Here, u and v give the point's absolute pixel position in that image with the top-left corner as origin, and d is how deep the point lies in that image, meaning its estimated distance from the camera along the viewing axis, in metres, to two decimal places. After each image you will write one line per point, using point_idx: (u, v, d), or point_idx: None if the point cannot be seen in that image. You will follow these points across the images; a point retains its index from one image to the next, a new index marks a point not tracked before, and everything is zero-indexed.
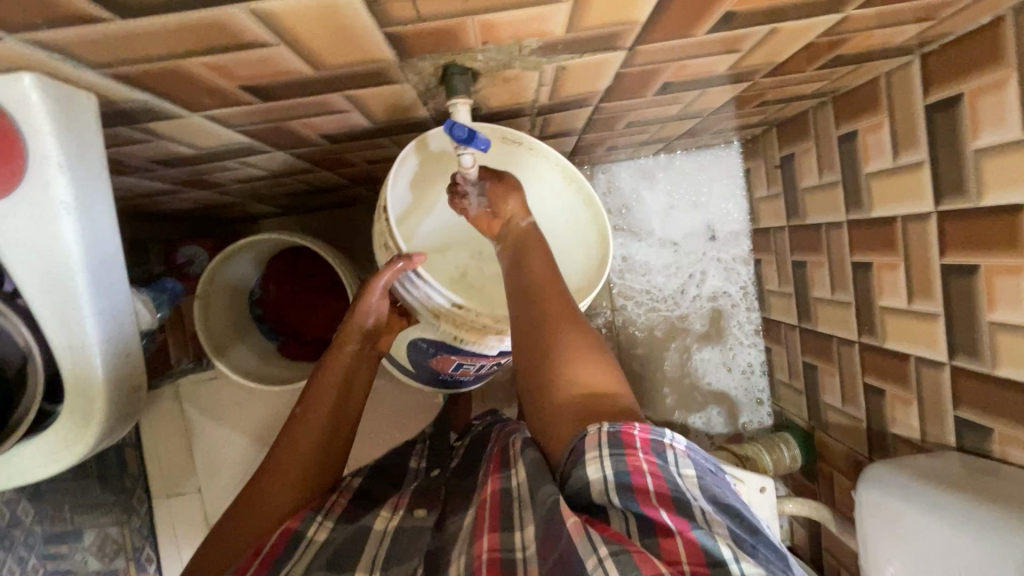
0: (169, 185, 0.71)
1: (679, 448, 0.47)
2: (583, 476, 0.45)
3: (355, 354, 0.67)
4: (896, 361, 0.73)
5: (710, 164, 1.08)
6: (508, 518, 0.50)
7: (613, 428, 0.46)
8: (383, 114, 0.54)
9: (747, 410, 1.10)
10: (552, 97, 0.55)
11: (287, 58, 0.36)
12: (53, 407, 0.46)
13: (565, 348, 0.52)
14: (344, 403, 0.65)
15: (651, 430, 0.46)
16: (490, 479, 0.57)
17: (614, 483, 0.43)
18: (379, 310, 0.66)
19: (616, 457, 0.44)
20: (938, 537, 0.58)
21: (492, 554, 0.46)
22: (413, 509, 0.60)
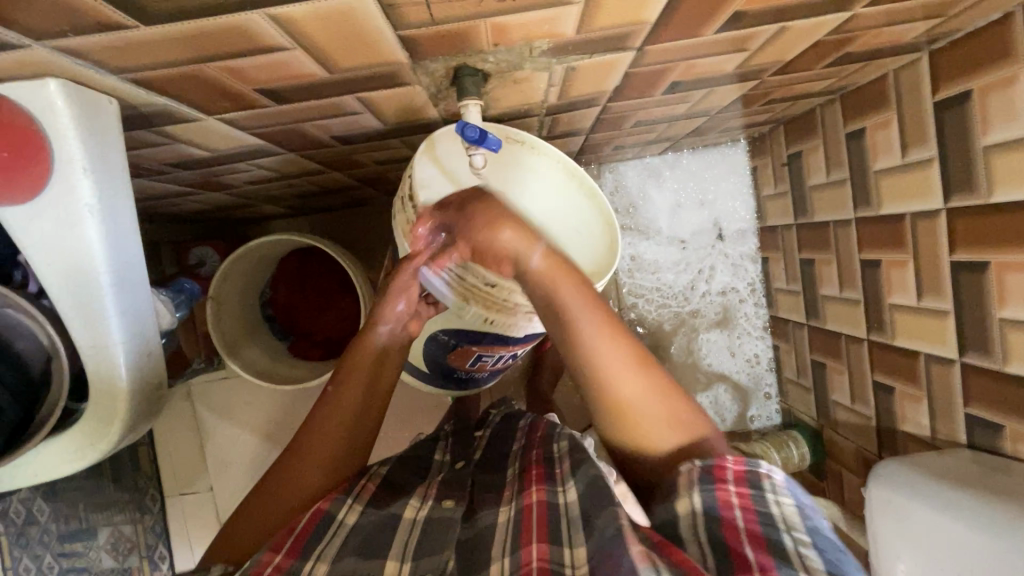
0: (183, 187, 0.72)
1: (775, 481, 0.52)
2: (671, 513, 0.52)
3: (384, 342, 0.65)
4: (905, 358, 0.73)
5: (717, 162, 1.08)
6: (556, 531, 0.51)
7: (704, 464, 0.53)
8: (394, 116, 0.55)
9: (756, 404, 1.10)
10: (562, 97, 0.56)
11: (302, 61, 0.37)
12: (77, 405, 0.47)
13: (639, 406, 0.56)
14: (376, 385, 0.65)
15: (742, 465, 0.53)
16: (532, 488, 0.57)
17: (703, 513, 0.49)
18: (409, 294, 0.63)
19: (706, 491, 0.50)
20: (949, 535, 0.58)
21: (541, 564, 0.47)
22: (443, 498, 0.61)
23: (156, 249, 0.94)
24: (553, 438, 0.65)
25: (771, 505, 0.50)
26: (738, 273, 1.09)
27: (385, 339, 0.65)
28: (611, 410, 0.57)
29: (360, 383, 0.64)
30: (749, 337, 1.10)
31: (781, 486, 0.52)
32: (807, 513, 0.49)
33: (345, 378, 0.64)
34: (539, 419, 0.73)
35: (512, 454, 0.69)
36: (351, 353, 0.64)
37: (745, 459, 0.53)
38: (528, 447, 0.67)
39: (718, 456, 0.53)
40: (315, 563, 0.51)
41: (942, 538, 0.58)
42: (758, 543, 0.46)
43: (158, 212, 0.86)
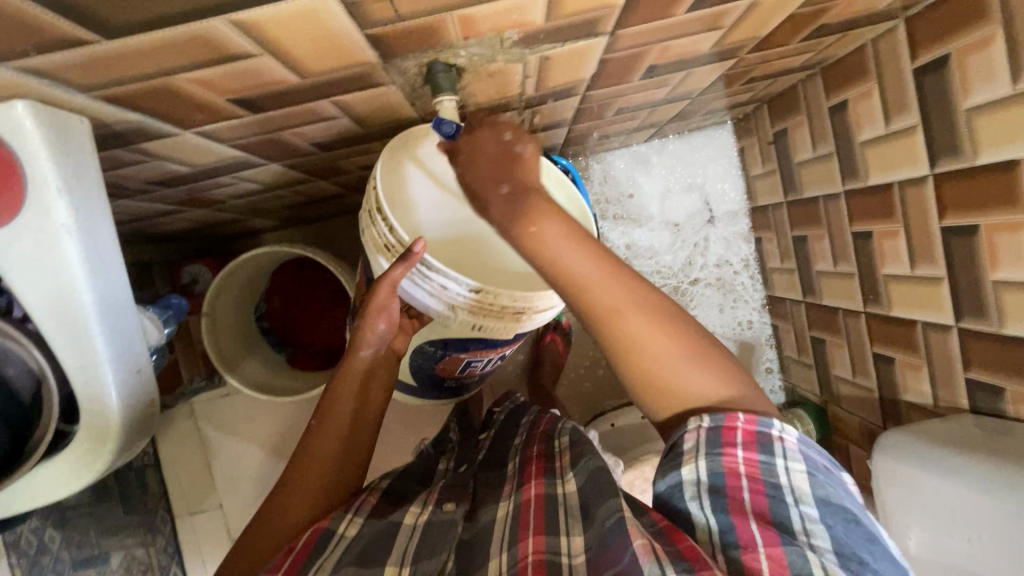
0: (170, 205, 0.72)
1: (788, 442, 0.48)
2: (675, 475, 0.49)
3: (370, 365, 0.65)
4: (903, 328, 0.72)
5: (703, 145, 1.08)
6: (555, 520, 0.51)
7: (712, 423, 0.48)
8: (372, 116, 0.54)
9: (758, 378, 1.10)
10: (539, 88, 0.55)
11: (273, 67, 0.37)
12: (69, 427, 0.46)
13: (653, 355, 0.49)
14: (362, 413, 0.65)
15: (756, 424, 0.47)
16: (531, 482, 0.57)
17: (708, 484, 0.47)
18: (391, 314, 0.63)
19: (712, 458, 0.47)
20: (957, 501, 0.58)
21: (537, 556, 0.47)
22: (444, 500, 0.61)
23: (148, 269, 0.94)
24: (553, 437, 0.66)
25: (780, 474, 0.46)
26: (731, 250, 1.09)
27: (371, 362, 0.65)
28: (645, 380, 0.50)
29: (344, 414, 0.64)
30: (744, 309, 1.09)
31: (795, 451, 0.47)
32: (819, 480, 0.46)
33: (328, 410, 0.64)
34: (544, 414, 0.73)
35: (514, 448, 0.69)
36: (336, 382, 0.65)
37: (758, 416, 0.48)
38: (529, 442, 0.67)
39: (727, 414, 0.48)
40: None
41: (950, 504, 0.58)
42: (765, 520, 0.44)
43: (148, 232, 0.86)
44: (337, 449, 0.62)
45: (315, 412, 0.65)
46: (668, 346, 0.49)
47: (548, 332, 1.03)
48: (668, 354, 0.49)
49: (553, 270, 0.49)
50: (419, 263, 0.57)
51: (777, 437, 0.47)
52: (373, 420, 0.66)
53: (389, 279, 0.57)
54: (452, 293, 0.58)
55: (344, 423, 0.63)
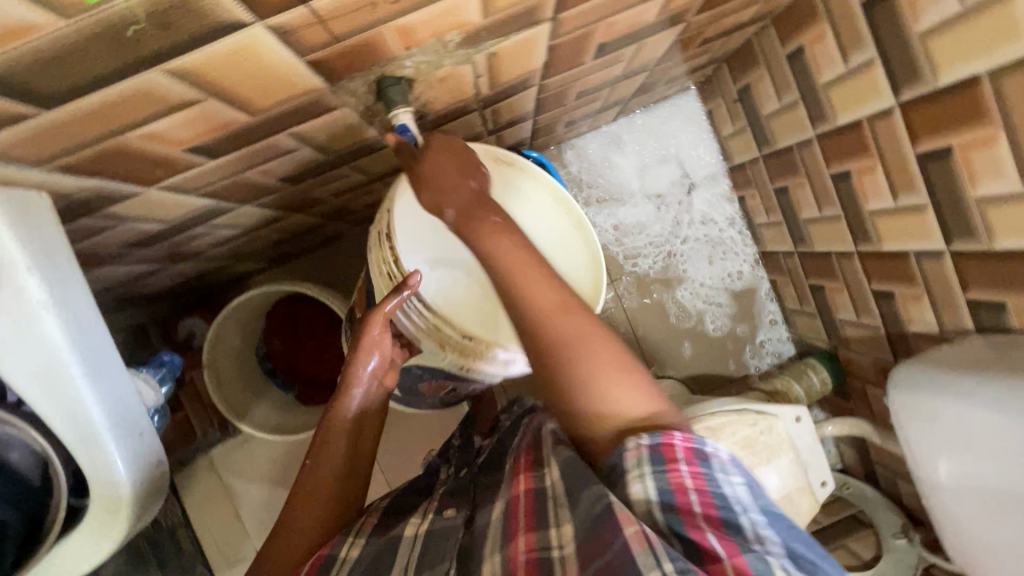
0: (151, 264, 0.72)
1: (723, 457, 0.48)
2: (624, 496, 0.46)
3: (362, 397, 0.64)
4: (897, 260, 0.72)
5: (671, 115, 1.08)
6: (545, 514, 0.51)
7: (653, 439, 0.46)
8: (333, 142, 0.54)
9: (763, 330, 1.09)
10: (493, 85, 0.55)
11: (220, 109, 0.37)
12: (80, 501, 0.46)
13: (582, 353, 0.48)
14: (358, 442, 0.64)
15: (693, 439, 0.47)
16: (520, 474, 0.57)
17: (659, 501, 0.45)
18: (382, 343, 0.62)
19: (659, 475, 0.45)
20: (978, 421, 0.58)
21: (529, 555, 0.48)
22: (444, 509, 0.62)
23: (144, 331, 0.94)
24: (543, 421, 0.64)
25: (723, 484, 0.46)
26: (715, 211, 1.09)
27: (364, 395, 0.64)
28: (575, 384, 0.48)
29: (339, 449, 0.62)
30: (734, 260, 1.08)
31: (729, 463, 0.48)
32: (758, 491, 0.47)
33: (320, 446, 0.62)
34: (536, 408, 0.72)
35: (506, 446, 0.69)
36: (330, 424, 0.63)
37: (693, 432, 0.48)
38: (519, 436, 0.68)
39: (664, 430, 0.47)
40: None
41: (969, 425, 0.58)
42: (721, 528, 0.43)
43: (136, 296, 0.86)
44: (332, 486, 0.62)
45: (309, 453, 0.63)
46: (598, 346, 0.48)
47: None
48: (596, 356, 0.48)
49: (495, 264, 0.50)
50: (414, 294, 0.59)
51: (712, 452, 0.48)
52: (369, 448, 0.65)
53: (382, 312, 0.59)
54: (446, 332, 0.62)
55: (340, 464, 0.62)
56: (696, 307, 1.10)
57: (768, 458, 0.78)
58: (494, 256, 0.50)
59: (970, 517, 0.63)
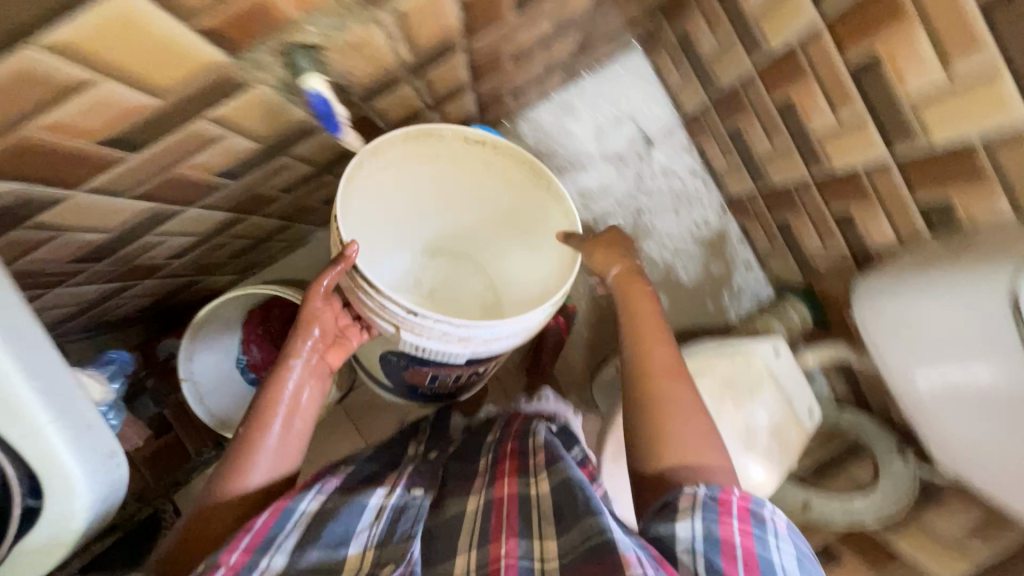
0: (108, 282, 0.71)
1: (777, 526, 0.53)
2: (669, 530, 0.53)
3: (299, 371, 0.66)
4: (848, 179, 0.73)
5: (619, 73, 1.07)
6: (527, 525, 0.58)
7: (712, 492, 0.55)
8: (262, 128, 0.54)
9: (739, 275, 1.08)
10: (414, 51, 0.55)
11: (121, 93, 0.37)
12: (37, 501, 0.44)
13: (674, 398, 0.63)
14: (295, 412, 0.65)
15: (749, 502, 0.54)
16: (504, 481, 0.66)
17: (703, 542, 0.50)
18: (323, 317, 0.69)
19: (709, 521, 0.52)
20: (936, 312, 0.58)
21: (509, 560, 0.54)
22: (412, 486, 0.67)
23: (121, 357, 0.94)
24: (528, 435, 0.74)
25: (770, 551, 0.51)
26: (675, 163, 1.09)
27: (300, 368, 0.67)
28: (651, 417, 0.62)
29: (274, 417, 0.64)
30: (699, 208, 1.08)
31: (782, 532, 0.53)
32: (803, 567, 0.51)
33: (256, 416, 0.63)
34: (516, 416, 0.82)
35: (486, 445, 0.78)
36: (268, 394, 0.64)
37: (751, 496, 0.55)
38: (502, 442, 0.76)
39: (723, 486, 0.55)
40: (272, 557, 0.54)
41: (926, 322, 0.59)
42: None
43: (105, 322, 0.85)
44: (269, 455, 0.63)
45: (244, 422, 0.64)
46: (691, 409, 0.63)
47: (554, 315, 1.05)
48: (683, 414, 0.62)
49: (631, 320, 0.71)
50: (353, 266, 0.66)
51: (769, 519, 0.53)
52: (306, 419, 0.66)
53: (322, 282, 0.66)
54: (393, 312, 0.67)
55: (278, 433, 0.64)
56: (664, 258, 1.10)
57: (750, 394, 0.79)
58: (632, 308, 0.71)
59: (942, 423, 0.64)
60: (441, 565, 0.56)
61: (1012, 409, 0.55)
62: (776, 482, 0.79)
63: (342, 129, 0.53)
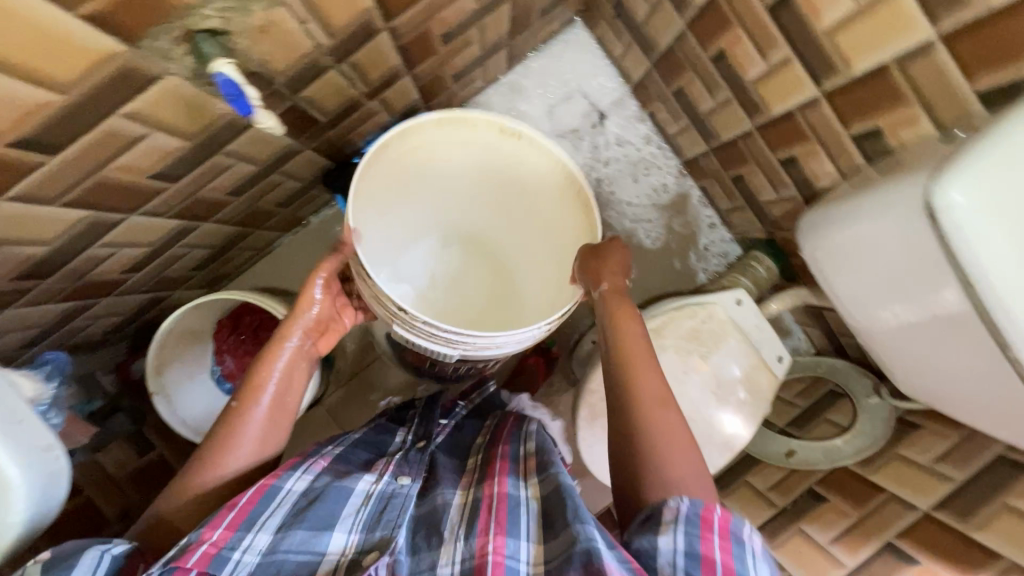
0: (63, 301, 0.70)
1: (757, 545, 0.52)
2: (651, 543, 0.52)
3: (292, 352, 0.67)
4: (786, 122, 0.73)
5: (564, 49, 1.08)
6: (517, 522, 0.57)
7: (695, 508, 0.52)
8: (188, 125, 0.54)
9: (704, 236, 1.09)
10: (331, 33, 0.56)
11: (17, 88, 0.37)
12: None
13: (663, 433, 0.60)
14: (287, 389, 0.66)
15: (731, 519, 0.52)
16: (494, 479, 0.63)
17: (683, 561, 0.49)
18: (322, 302, 0.69)
19: (689, 538, 0.50)
20: (868, 234, 0.57)
21: (496, 557, 0.53)
22: (399, 475, 0.65)
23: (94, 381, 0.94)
24: (518, 439, 0.72)
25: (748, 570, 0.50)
26: (630, 132, 1.09)
27: (295, 349, 0.67)
28: (643, 456, 0.59)
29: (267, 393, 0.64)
30: (657, 173, 1.09)
31: (761, 554, 0.52)
32: None
33: (248, 392, 0.63)
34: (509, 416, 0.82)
35: (477, 445, 0.76)
36: (259, 367, 0.65)
37: (734, 514, 0.53)
38: (493, 443, 0.74)
39: (706, 501, 0.53)
40: (255, 535, 0.55)
41: (862, 242, 0.58)
42: None
43: (71, 347, 0.84)
44: (256, 428, 0.63)
45: (235, 394, 0.64)
46: (680, 442, 0.60)
47: (534, 354, 1.08)
48: (671, 452, 0.59)
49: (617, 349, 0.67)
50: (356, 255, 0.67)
51: (750, 537, 0.52)
52: (295, 399, 0.67)
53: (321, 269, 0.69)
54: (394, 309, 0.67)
55: (266, 404, 0.64)
56: (625, 227, 1.10)
57: (715, 346, 0.79)
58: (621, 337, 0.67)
59: (911, 345, 0.63)
60: (426, 561, 0.55)
61: (964, 327, 0.52)
62: (752, 429, 0.80)
63: (250, 111, 0.48)
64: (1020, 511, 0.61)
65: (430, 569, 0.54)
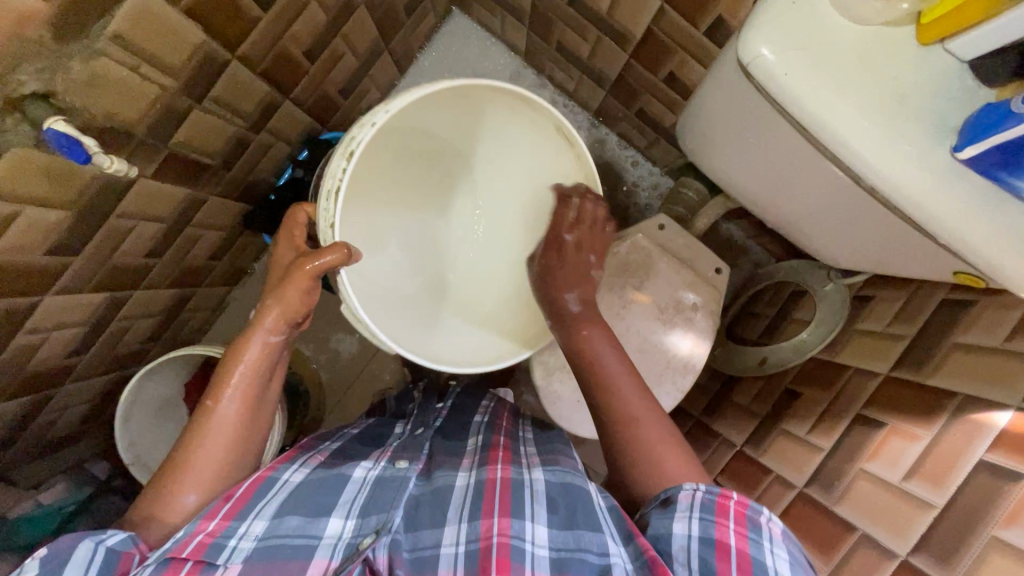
0: (17, 396, 0.72)
1: (776, 530, 0.45)
2: (666, 528, 0.46)
3: (268, 353, 0.54)
4: (652, 38, 0.75)
5: (449, 40, 1.10)
6: (519, 500, 0.51)
7: (708, 492, 0.46)
8: (63, 192, 0.56)
9: (631, 176, 1.10)
10: (174, 74, 0.58)
11: None
12: None
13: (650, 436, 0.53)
14: (262, 394, 0.55)
15: (749, 504, 0.45)
16: (497, 463, 0.57)
17: (696, 546, 0.44)
18: (303, 305, 0.54)
19: (703, 524, 0.44)
20: (721, 105, 0.55)
21: (501, 540, 0.47)
22: (396, 459, 0.59)
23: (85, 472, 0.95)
24: (519, 439, 0.66)
25: (766, 556, 0.43)
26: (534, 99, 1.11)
27: (271, 350, 0.54)
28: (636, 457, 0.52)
29: (248, 397, 0.54)
30: None
31: (780, 539, 0.45)
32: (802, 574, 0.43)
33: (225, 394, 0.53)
34: (510, 404, 0.77)
35: (474, 424, 0.69)
36: (230, 357, 0.54)
37: (751, 498, 0.46)
38: (493, 427, 0.68)
39: (721, 487, 0.46)
40: (252, 522, 0.48)
41: (722, 121, 0.57)
42: None
43: (51, 445, 0.87)
44: (231, 438, 0.52)
45: (206, 390, 0.54)
46: (669, 445, 0.52)
47: None
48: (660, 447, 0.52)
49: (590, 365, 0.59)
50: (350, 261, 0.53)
51: (766, 523, 0.45)
52: (269, 407, 0.57)
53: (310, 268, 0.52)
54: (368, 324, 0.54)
55: (241, 411, 0.53)
56: None
57: (647, 273, 0.80)
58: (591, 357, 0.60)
59: (816, 222, 0.61)
60: (429, 541, 0.50)
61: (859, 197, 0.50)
62: (708, 345, 0.80)
63: (90, 157, 0.53)
64: (970, 346, 0.59)
65: (434, 550, 0.49)
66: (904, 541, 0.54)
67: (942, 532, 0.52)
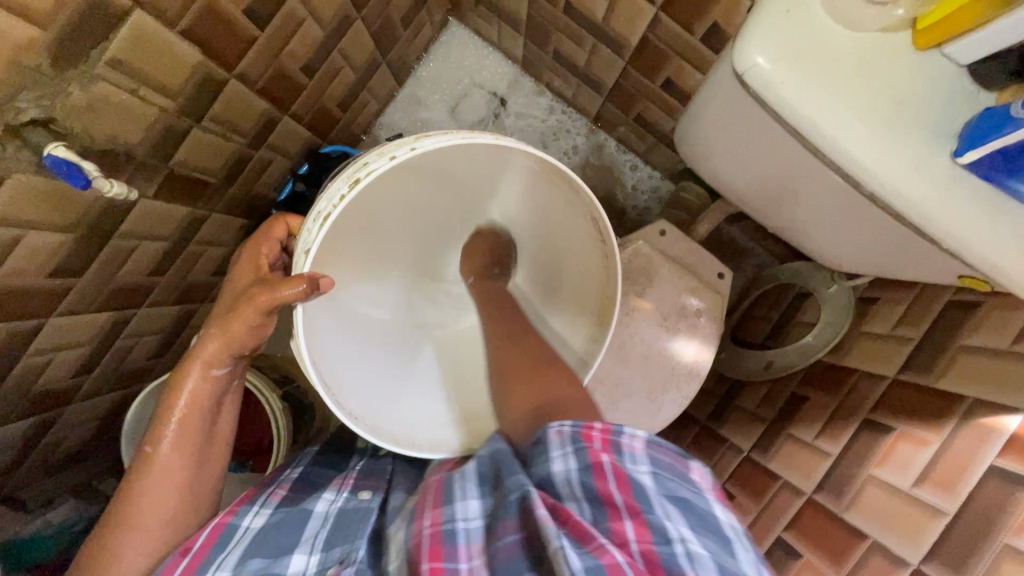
0: (24, 417, 0.73)
1: (640, 441, 0.46)
2: (546, 468, 0.47)
3: (212, 392, 0.55)
4: (648, 45, 0.75)
5: (446, 51, 1.11)
6: (450, 488, 0.51)
7: (573, 426, 0.47)
8: (63, 215, 0.56)
9: (630, 180, 1.10)
10: (172, 96, 0.58)
11: None
12: None
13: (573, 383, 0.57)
14: (209, 429, 0.55)
15: (609, 427, 0.47)
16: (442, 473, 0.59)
17: (578, 476, 0.45)
18: (242, 343, 0.54)
19: (579, 453, 0.45)
20: (718, 116, 0.55)
21: (432, 530, 0.48)
22: (359, 489, 0.61)
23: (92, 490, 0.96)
24: None
25: (638, 468, 0.45)
26: (532, 107, 1.11)
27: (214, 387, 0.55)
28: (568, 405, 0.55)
29: (194, 436, 0.54)
30: (568, 136, 1.10)
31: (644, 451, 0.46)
32: (664, 473, 0.45)
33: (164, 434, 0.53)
34: None
35: None
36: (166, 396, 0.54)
37: (613, 421, 0.47)
38: None
39: (583, 422, 0.47)
40: None
41: (719, 129, 0.57)
42: (634, 514, 0.42)
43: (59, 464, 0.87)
44: (175, 475, 0.53)
45: (145, 437, 0.54)
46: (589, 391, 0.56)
47: None
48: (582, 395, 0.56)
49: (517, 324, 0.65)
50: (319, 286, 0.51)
51: (629, 440, 0.46)
52: (222, 446, 0.57)
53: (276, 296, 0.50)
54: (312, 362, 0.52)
55: (176, 452, 0.53)
56: None
57: (648, 280, 0.79)
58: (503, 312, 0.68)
59: (822, 227, 0.60)
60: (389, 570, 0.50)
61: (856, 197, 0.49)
62: (712, 351, 0.79)
63: (89, 182, 0.52)
64: (979, 349, 0.58)
65: None
66: (916, 549, 0.54)
67: (958, 540, 0.51)
